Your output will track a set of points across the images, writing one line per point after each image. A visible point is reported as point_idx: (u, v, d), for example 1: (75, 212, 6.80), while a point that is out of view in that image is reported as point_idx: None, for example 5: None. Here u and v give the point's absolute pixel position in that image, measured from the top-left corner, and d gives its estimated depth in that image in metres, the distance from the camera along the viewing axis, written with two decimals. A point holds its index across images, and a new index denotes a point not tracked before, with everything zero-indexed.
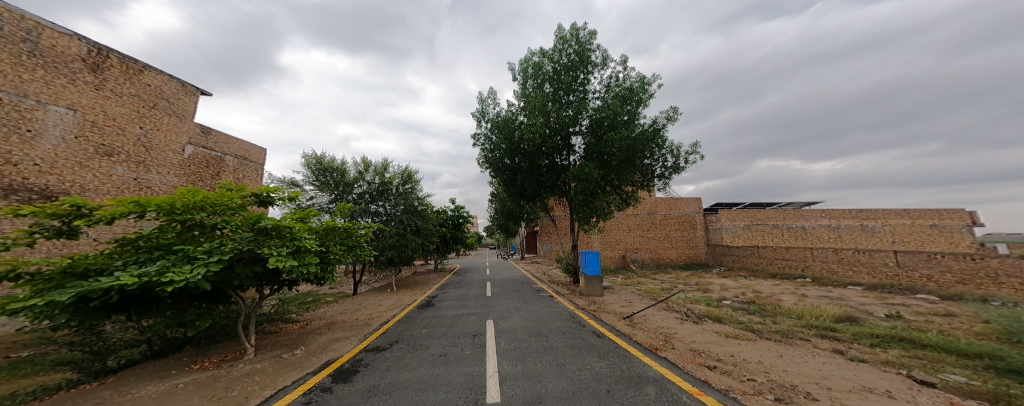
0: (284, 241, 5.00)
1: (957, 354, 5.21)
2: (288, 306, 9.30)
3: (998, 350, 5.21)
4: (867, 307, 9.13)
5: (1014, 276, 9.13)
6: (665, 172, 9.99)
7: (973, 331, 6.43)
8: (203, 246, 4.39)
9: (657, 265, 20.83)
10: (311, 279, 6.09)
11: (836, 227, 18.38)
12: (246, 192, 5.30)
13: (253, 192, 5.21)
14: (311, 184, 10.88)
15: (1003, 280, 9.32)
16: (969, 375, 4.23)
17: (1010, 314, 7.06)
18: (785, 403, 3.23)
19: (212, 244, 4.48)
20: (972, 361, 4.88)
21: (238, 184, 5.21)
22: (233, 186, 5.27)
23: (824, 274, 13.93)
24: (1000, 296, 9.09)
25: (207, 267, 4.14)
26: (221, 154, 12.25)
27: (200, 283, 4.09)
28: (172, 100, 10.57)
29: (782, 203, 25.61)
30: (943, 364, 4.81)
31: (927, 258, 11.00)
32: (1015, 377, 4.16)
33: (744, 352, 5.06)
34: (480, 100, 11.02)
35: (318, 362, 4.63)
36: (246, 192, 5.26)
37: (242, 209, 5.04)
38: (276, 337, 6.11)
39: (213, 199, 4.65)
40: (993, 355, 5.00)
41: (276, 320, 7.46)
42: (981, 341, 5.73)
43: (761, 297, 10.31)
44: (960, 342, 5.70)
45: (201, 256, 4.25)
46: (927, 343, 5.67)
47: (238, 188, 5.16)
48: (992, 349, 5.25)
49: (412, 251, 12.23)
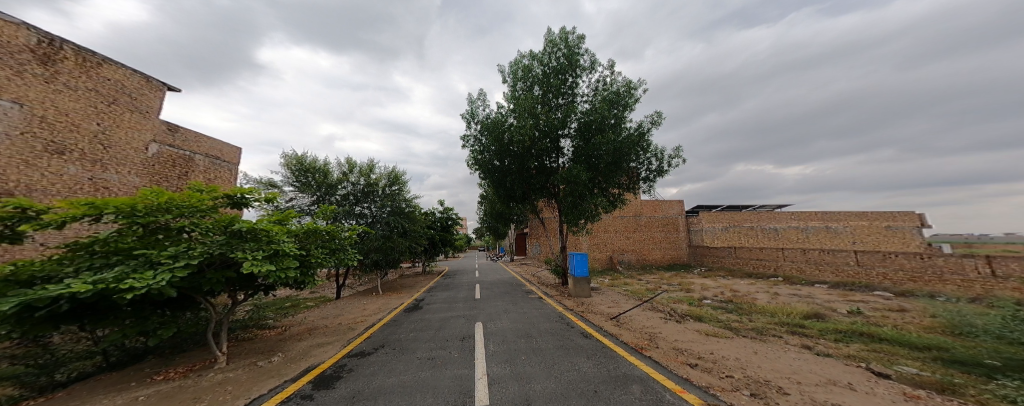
0: (260, 245, 4.75)
1: (910, 346, 5.62)
2: (265, 312, 8.87)
3: (944, 342, 5.66)
4: (833, 304, 9.71)
5: (956, 273, 9.97)
6: (650, 175, 10.23)
7: (923, 325, 6.97)
8: (168, 250, 4.10)
9: (642, 266, 21.26)
10: (290, 284, 5.80)
11: (804, 228, 19.57)
12: (217, 193, 5.01)
13: (225, 193, 4.91)
14: (291, 185, 10.45)
15: (948, 277, 10.11)
16: (920, 367, 4.56)
17: (953, 309, 7.67)
18: (760, 398, 3.35)
19: (178, 248, 4.20)
20: (922, 353, 5.25)
21: (209, 185, 4.90)
22: (203, 187, 4.97)
23: (794, 273, 14.69)
24: (945, 291, 9.87)
25: (173, 273, 3.86)
26: (190, 153, 11.56)
27: (165, 290, 3.82)
28: (134, 96, 9.93)
29: (757, 205, 26.82)
30: (897, 356, 5.16)
31: (883, 258, 11.80)
32: (960, 367, 4.50)
33: (722, 350, 5.25)
34: (470, 101, 10.96)
35: (298, 368, 4.45)
36: (218, 193, 4.97)
37: (213, 212, 4.76)
38: (250, 345, 5.80)
39: (180, 200, 4.35)
40: (940, 347, 5.41)
41: (250, 326, 7.09)
42: (929, 335, 6.21)
43: (738, 296, 10.71)
44: (913, 335, 6.15)
45: (165, 261, 3.98)
46: (884, 337, 6.06)
47: (209, 188, 4.85)
48: (939, 341, 5.68)
49: (399, 253, 11.95)
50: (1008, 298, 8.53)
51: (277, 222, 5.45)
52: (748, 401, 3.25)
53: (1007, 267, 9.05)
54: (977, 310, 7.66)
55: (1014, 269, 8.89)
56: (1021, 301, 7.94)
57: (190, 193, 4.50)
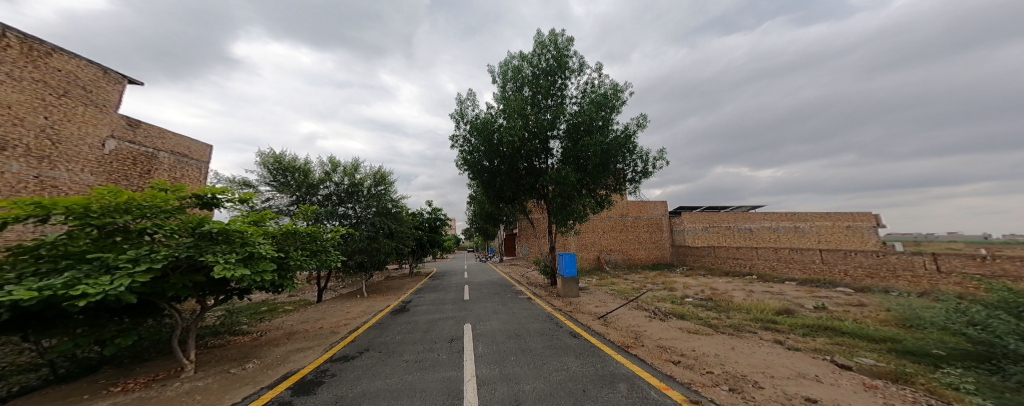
0: (233, 247, 4.50)
1: (868, 339, 6.00)
2: (239, 317, 8.45)
3: (897, 334, 6.08)
4: (801, 300, 10.26)
5: (906, 269, 10.74)
6: (635, 177, 10.46)
7: (879, 319, 7.49)
8: (128, 254, 3.81)
9: (627, 266, 21.70)
10: (267, 288, 5.52)
11: (775, 228, 20.61)
12: (184, 193, 4.71)
13: (193, 192, 4.62)
14: (268, 185, 10.00)
15: (900, 273, 10.87)
16: (877, 358, 4.87)
17: (905, 303, 8.27)
18: (738, 392, 3.48)
19: (139, 251, 3.91)
20: (878, 345, 5.61)
21: (175, 184, 4.61)
22: (167, 186, 4.67)
23: (767, 271, 15.41)
24: (898, 287, 10.64)
25: (133, 278, 3.58)
26: (153, 150, 10.86)
27: (124, 296, 3.54)
28: (89, 88, 9.18)
29: (733, 207, 28.00)
30: (857, 348, 5.51)
31: (844, 256, 12.58)
32: (911, 357, 4.84)
33: (703, 346, 5.42)
34: (459, 101, 10.86)
35: (275, 375, 4.25)
36: (185, 193, 4.67)
37: (180, 212, 4.46)
38: (221, 352, 5.50)
39: (141, 200, 4.06)
40: (893, 339, 5.81)
41: (221, 333, 6.72)
42: (885, 327, 6.69)
43: (716, 294, 11.12)
44: (870, 328, 6.59)
45: (124, 266, 3.69)
46: (846, 331, 6.45)
47: (175, 188, 4.56)
48: (893, 333, 6.12)
49: (385, 255, 11.67)
50: (951, 292, 9.27)
51: (253, 223, 5.19)
52: (727, 396, 3.36)
53: (950, 263, 9.84)
54: (925, 304, 8.30)
55: (956, 265, 9.71)
56: (962, 295, 8.65)
57: (153, 193, 4.22)
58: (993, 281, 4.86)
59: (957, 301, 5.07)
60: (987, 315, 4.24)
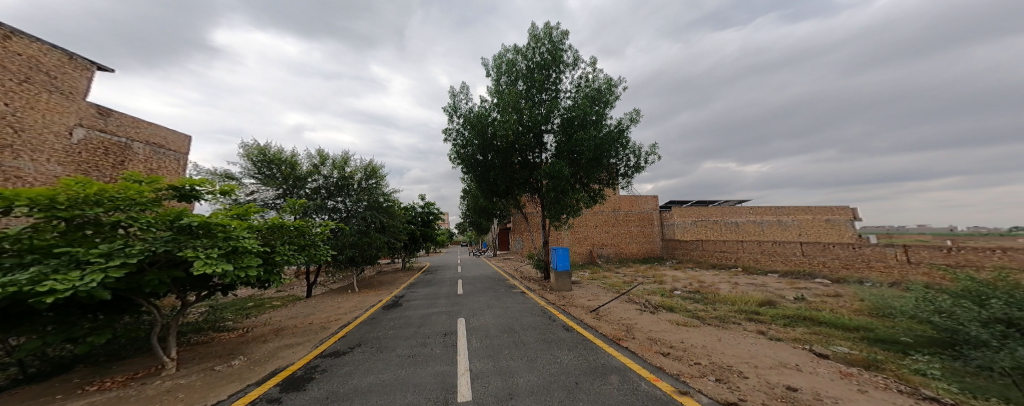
0: (214, 242, 4.34)
1: (843, 328, 6.25)
2: (224, 313, 8.25)
3: (869, 323, 6.35)
4: (783, 291, 10.62)
5: (879, 261, 11.20)
6: (628, 172, 10.52)
7: (852, 308, 7.83)
8: (100, 248, 3.65)
9: (619, 260, 22.01)
10: (252, 283, 5.37)
11: (760, 222, 21.17)
12: (160, 184, 4.51)
13: (170, 184, 4.42)
14: (252, 177, 9.69)
15: (873, 264, 11.33)
16: (851, 346, 5.09)
17: (878, 292, 8.66)
18: (724, 382, 3.59)
19: (113, 245, 3.75)
20: (852, 334, 5.86)
21: (150, 175, 4.40)
22: (141, 178, 4.46)
23: (751, 264, 15.87)
24: (870, 277, 11.12)
25: (106, 273, 3.42)
26: (127, 140, 10.43)
27: (96, 292, 3.39)
28: (54, 74, 8.68)
29: (721, 200, 28.54)
30: (832, 337, 5.74)
31: (822, 248, 13.02)
32: (881, 345, 5.07)
33: (691, 338, 5.57)
34: (452, 94, 10.69)
35: (264, 371, 4.18)
36: (161, 184, 4.48)
37: (156, 205, 4.28)
38: (205, 349, 5.35)
39: (114, 192, 3.87)
40: (866, 328, 6.07)
41: (205, 329, 6.55)
42: (859, 317, 6.99)
43: (704, 286, 11.42)
44: (845, 318, 6.86)
45: (96, 261, 3.52)
46: (823, 321, 6.69)
47: (149, 179, 4.38)
48: (867, 322, 6.39)
49: (376, 249, 11.55)
50: (920, 282, 9.74)
51: (236, 217, 5.02)
52: (714, 386, 3.46)
53: (919, 255, 10.29)
54: (896, 293, 8.70)
55: (925, 256, 10.18)
56: (929, 284, 9.10)
57: (126, 185, 4.01)
58: (958, 271, 5.10)
59: (924, 290, 5.30)
60: (950, 303, 4.44)
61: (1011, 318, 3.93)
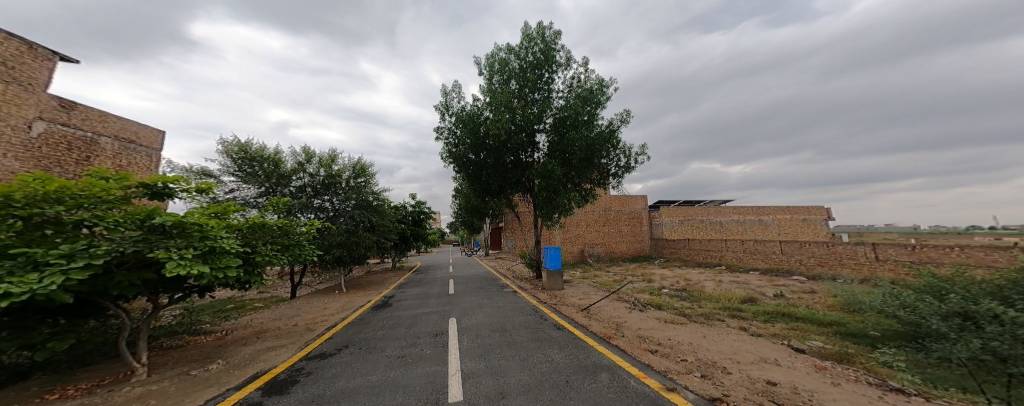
0: (189, 242, 4.16)
1: (818, 323, 6.52)
2: (200, 316, 7.95)
3: (842, 318, 6.64)
4: (763, 288, 10.98)
5: (850, 258, 11.70)
6: (619, 172, 10.65)
7: (826, 304, 8.18)
8: (61, 248, 3.44)
9: (610, 259, 22.27)
10: (231, 285, 5.17)
11: (743, 221, 21.81)
12: (129, 182, 4.31)
13: (140, 181, 4.22)
14: (232, 175, 9.32)
15: (844, 262, 11.85)
16: (825, 340, 5.30)
17: (849, 288, 9.07)
18: (709, 378, 3.68)
19: (75, 246, 3.54)
20: (826, 329, 6.11)
21: (118, 172, 4.20)
22: (109, 175, 4.26)
23: (735, 262, 16.27)
24: (842, 274, 11.64)
25: (68, 275, 3.22)
26: (93, 134, 9.89)
27: (56, 296, 3.20)
28: (11, 64, 8.13)
29: (707, 200, 29.21)
30: (808, 332, 5.97)
31: (799, 247, 13.52)
32: (852, 339, 5.32)
33: (678, 335, 5.69)
34: (444, 93, 10.59)
35: (245, 375, 4.04)
36: (130, 182, 4.28)
37: (125, 203, 4.09)
38: (179, 353, 5.13)
39: (76, 189, 3.66)
40: (839, 323, 6.35)
41: (179, 333, 6.29)
42: (832, 312, 7.29)
43: (690, 284, 11.68)
44: (820, 313, 7.15)
45: (57, 262, 3.32)
46: (799, 316, 6.95)
47: (117, 176, 4.18)
48: (839, 317, 6.68)
49: (365, 249, 11.35)
50: (887, 278, 10.24)
51: (213, 216, 4.84)
52: (700, 382, 3.55)
53: (887, 252, 10.92)
54: (865, 289, 9.13)
55: (891, 254, 10.72)
56: (895, 280, 9.59)
57: (90, 181, 3.80)
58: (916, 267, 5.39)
59: (890, 286, 5.56)
60: (913, 298, 4.65)
61: (967, 312, 3.96)
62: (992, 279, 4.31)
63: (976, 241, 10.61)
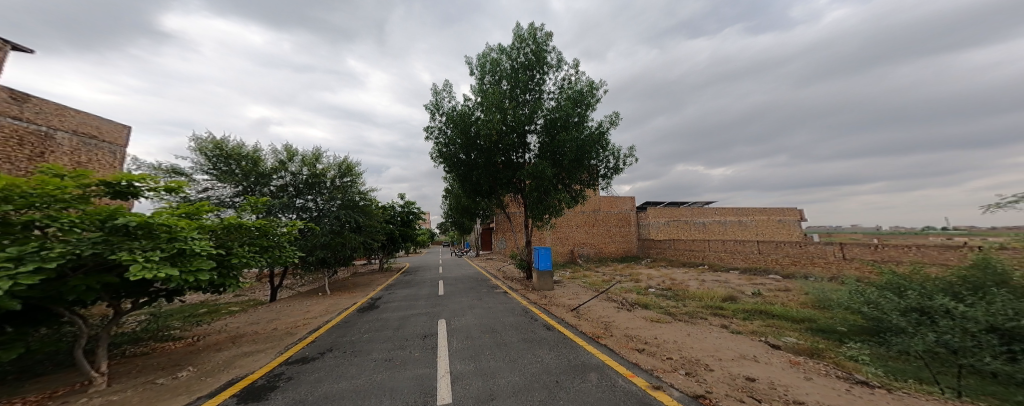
0: (157, 244, 3.92)
1: (791, 320, 6.79)
2: (168, 321, 7.54)
3: (812, 314, 6.95)
4: (742, 287, 11.36)
5: (819, 257, 12.27)
6: (608, 173, 10.78)
7: (798, 301, 8.54)
8: (8, 250, 3.18)
9: (599, 259, 22.52)
10: (203, 289, 4.92)
11: (723, 222, 22.51)
12: (89, 180, 4.05)
13: (101, 179, 3.97)
14: (206, 173, 8.88)
15: (815, 260, 12.42)
16: (798, 336, 5.52)
17: (819, 286, 9.52)
18: (693, 375, 3.76)
19: (25, 248, 3.27)
20: (799, 325, 6.37)
21: (77, 169, 3.95)
22: (65, 172, 3.98)
23: (718, 261, 16.57)
24: (813, 273, 12.20)
25: (17, 280, 2.97)
26: (48, 128, 9.06)
27: (3, 302, 2.94)
28: None
29: (690, 202, 29.99)
30: (782, 328, 6.20)
31: (774, 247, 14.05)
32: (822, 334, 5.57)
33: (664, 334, 5.81)
34: (435, 92, 10.48)
35: (218, 382, 3.86)
36: (90, 180, 4.02)
37: (83, 203, 3.83)
38: (143, 361, 4.85)
39: (28, 187, 3.41)
40: (810, 320, 6.64)
41: (144, 340, 5.94)
42: (804, 309, 7.62)
43: (675, 283, 11.95)
44: (792, 310, 7.45)
45: (3, 265, 3.05)
46: (774, 314, 7.23)
47: (75, 173, 3.92)
48: (810, 314, 6.99)
49: (350, 250, 11.08)
50: (852, 276, 10.80)
51: (183, 216, 4.61)
52: (684, 380, 3.63)
53: (853, 251, 11.41)
54: (833, 286, 9.61)
55: (857, 253, 11.29)
56: (860, 278, 10.12)
57: (41, 179, 3.54)
58: (880, 265, 5.68)
59: (855, 283, 5.82)
60: (876, 294, 4.92)
61: (922, 307, 4.32)
62: (946, 276, 4.69)
63: (931, 241, 11.34)
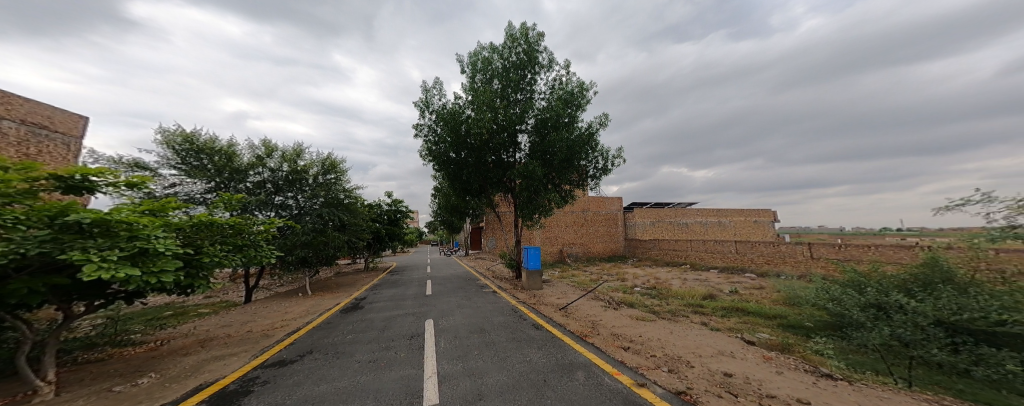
0: (116, 242, 3.65)
1: (764, 316, 7.09)
2: (129, 325, 7.09)
3: (783, 311, 7.28)
4: (720, 285, 11.76)
5: (790, 256, 12.87)
6: (597, 173, 10.90)
7: (771, 298, 8.92)
8: None
9: (588, 258, 22.76)
10: (169, 290, 4.64)
11: (704, 222, 23.22)
12: (37, 174, 3.74)
13: (51, 172, 3.67)
14: (174, 168, 8.33)
15: (786, 259, 13.00)
16: (771, 332, 5.75)
17: (790, 284, 10.00)
18: (675, 372, 3.84)
19: None
20: (771, 321, 6.65)
21: (22, 162, 3.64)
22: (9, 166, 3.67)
23: (699, 260, 17.01)
24: (785, 271, 12.79)
25: None
26: None
27: None
28: None
29: (674, 203, 30.78)
30: (756, 325, 6.46)
31: (749, 246, 14.60)
32: (791, 330, 5.84)
33: (648, 332, 5.93)
34: (425, 89, 10.33)
35: (185, 388, 3.67)
36: (39, 174, 3.71)
37: (30, 198, 3.53)
38: (98, 368, 4.55)
39: None
40: (781, 316, 6.95)
41: (100, 346, 5.57)
42: (775, 306, 7.97)
43: (659, 282, 12.22)
44: (764, 307, 7.76)
45: None
46: (749, 310, 7.52)
47: (21, 166, 3.62)
48: (781, 310, 7.32)
49: (334, 249, 10.77)
50: (818, 274, 11.41)
51: (145, 213, 4.36)
52: (667, 376, 3.71)
53: (820, 250, 12.03)
54: (803, 284, 10.10)
55: (823, 252, 11.88)
56: (825, 276, 10.69)
57: None
58: (840, 263, 5.79)
59: (822, 281, 6.07)
60: (837, 291, 5.07)
61: (879, 302, 4.46)
62: (900, 273, 4.96)
63: (889, 241, 12.10)
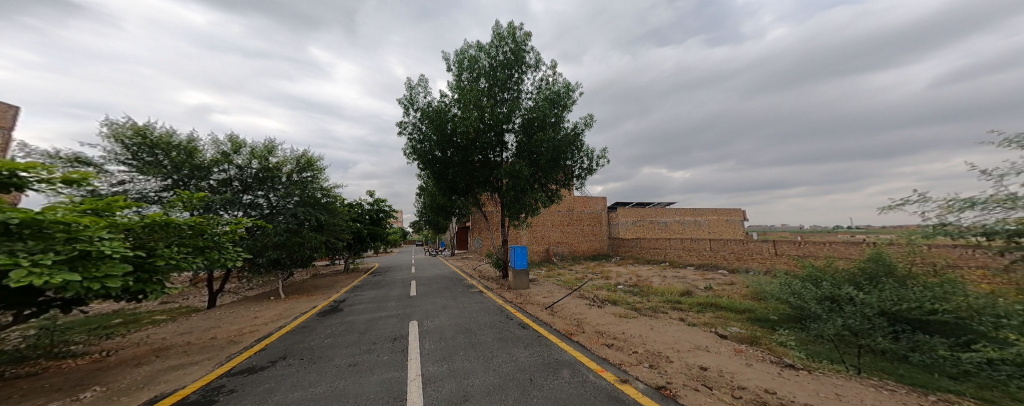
0: (53, 244, 3.31)
1: (736, 311, 7.42)
2: (72, 334, 6.49)
3: (752, 305, 7.65)
4: (695, 281, 12.21)
5: (757, 253, 13.56)
6: (582, 173, 11.03)
7: (741, 294, 9.35)
8: None
9: (573, 257, 23.01)
10: (120, 296, 4.28)
11: (682, 221, 24.06)
12: None
13: None
14: (124, 164, 7.67)
15: (754, 256, 13.66)
16: (741, 326, 6.00)
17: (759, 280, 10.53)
18: (656, 368, 3.94)
19: None
20: (742, 315, 6.97)
21: None
22: None
23: (677, 258, 17.51)
24: (753, 267, 13.45)
25: None
26: None
27: None
28: None
29: (654, 203, 31.72)
30: (729, 319, 6.74)
31: (721, 244, 15.20)
32: (758, 323, 6.14)
33: (630, 329, 6.05)
34: (410, 86, 10.12)
35: (139, 400, 3.40)
36: None
37: None
38: (31, 383, 4.15)
39: None
40: (750, 310, 7.30)
41: (35, 359, 5.08)
42: (744, 300, 8.35)
43: (640, 280, 12.54)
44: (733, 302, 8.11)
45: None
46: (722, 305, 7.84)
47: None
48: (750, 305, 7.68)
49: (310, 250, 10.35)
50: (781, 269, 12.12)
51: (88, 213, 3.99)
52: (648, 372, 3.80)
53: (782, 247, 12.75)
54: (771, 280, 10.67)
55: (785, 248, 12.59)
56: (787, 271, 11.35)
57: None
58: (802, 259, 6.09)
59: (784, 276, 6.33)
60: (798, 285, 5.36)
61: (832, 295, 4.69)
62: (848, 267, 5.28)
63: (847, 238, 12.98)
